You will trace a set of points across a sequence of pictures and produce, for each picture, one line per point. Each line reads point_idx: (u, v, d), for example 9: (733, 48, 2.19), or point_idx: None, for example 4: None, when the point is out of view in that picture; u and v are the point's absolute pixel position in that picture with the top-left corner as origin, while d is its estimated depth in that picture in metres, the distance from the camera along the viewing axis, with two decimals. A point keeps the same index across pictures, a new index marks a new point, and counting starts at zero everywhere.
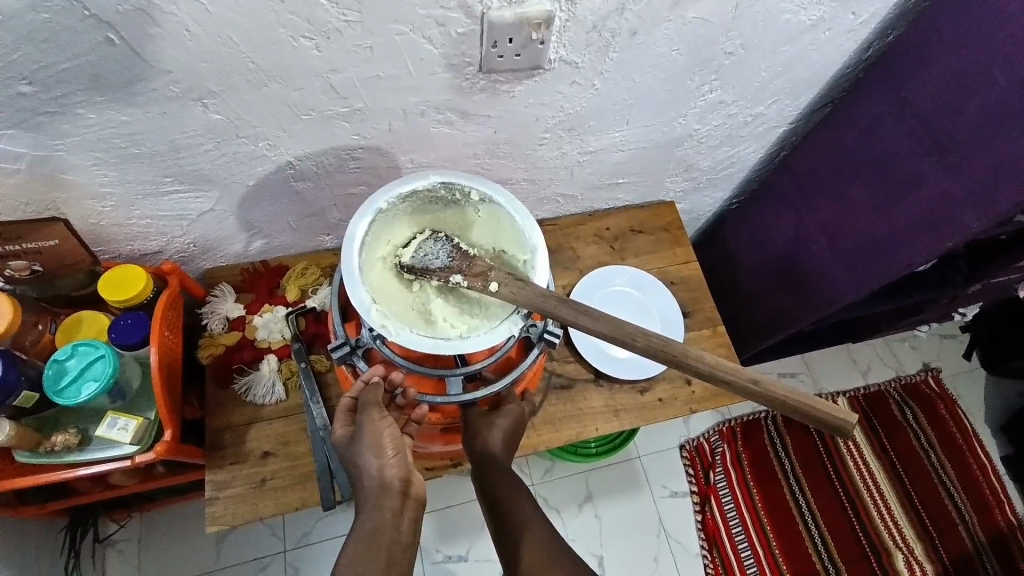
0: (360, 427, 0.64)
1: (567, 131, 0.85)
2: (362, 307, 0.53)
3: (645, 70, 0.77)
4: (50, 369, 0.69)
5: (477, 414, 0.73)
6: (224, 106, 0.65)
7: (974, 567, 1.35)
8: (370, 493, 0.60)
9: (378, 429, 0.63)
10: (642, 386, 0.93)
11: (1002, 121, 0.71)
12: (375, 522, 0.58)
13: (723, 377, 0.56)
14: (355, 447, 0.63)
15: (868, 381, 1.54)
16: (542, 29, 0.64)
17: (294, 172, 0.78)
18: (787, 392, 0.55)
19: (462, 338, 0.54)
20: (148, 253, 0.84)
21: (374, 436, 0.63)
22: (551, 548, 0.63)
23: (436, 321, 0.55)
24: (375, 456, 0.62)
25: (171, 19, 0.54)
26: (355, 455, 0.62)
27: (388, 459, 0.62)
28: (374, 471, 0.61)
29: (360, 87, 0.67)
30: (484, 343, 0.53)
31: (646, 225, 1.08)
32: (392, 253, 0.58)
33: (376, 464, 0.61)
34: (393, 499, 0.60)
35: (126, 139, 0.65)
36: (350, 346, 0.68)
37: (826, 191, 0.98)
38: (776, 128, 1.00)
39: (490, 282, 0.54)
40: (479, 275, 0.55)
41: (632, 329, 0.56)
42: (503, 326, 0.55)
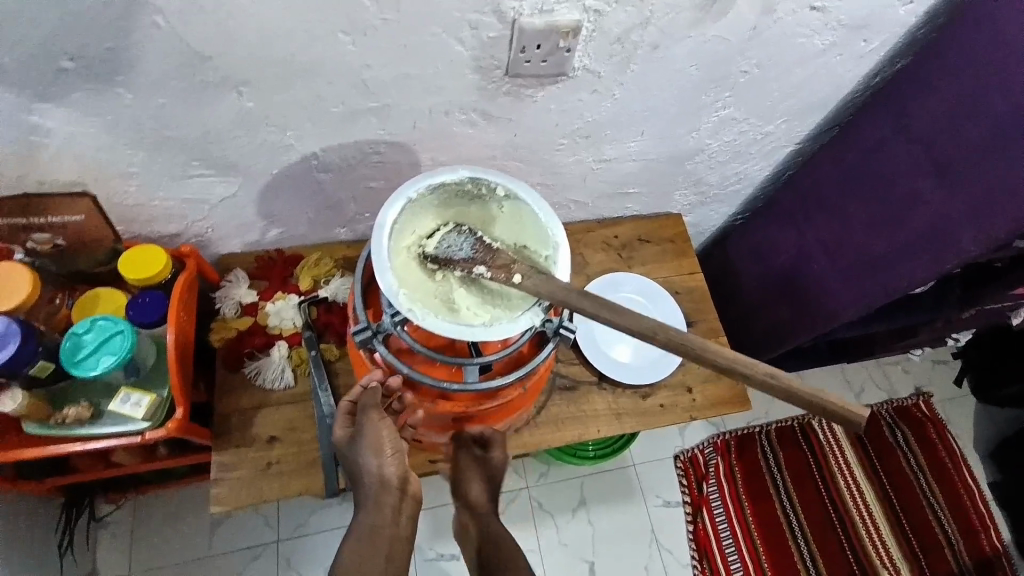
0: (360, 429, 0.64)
1: (584, 139, 0.87)
2: (390, 292, 0.54)
3: (664, 83, 0.80)
4: (67, 342, 0.70)
5: (469, 452, 0.74)
6: (257, 95, 0.66)
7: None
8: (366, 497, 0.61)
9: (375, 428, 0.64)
10: (644, 392, 0.96)
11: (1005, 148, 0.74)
12: (379, 518, 0.59)
13: (741, 372, 0.57)
14: (355, 446, 0.63)
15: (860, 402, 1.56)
16: (570, 37, 0.66)
17: (318, 164, 0.80)
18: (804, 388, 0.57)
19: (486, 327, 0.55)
20: (166, 236, 0.85)
21: (374, 435, 0.63)
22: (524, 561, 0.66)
23: (459, 309, 0.56)
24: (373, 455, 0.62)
25: (216, 6, 0.56)
26: (357, 454, 0.63)
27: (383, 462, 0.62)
28: (374, 470, 0.62)
29: (390, 84, 0.69)
30: (508, 331, 0.54)
31: (652, 235, 1.11)
32: (416, 242, 0.59)
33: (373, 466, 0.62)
34: (395, 499, 0.61)
35: (158, 121, 0.66)
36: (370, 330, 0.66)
37: (829, 210, 1.00)
38: (784, 147, 1.03)
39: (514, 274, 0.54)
40: (503, 267, 0.56)
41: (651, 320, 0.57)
42: (525, 317, 0.56)
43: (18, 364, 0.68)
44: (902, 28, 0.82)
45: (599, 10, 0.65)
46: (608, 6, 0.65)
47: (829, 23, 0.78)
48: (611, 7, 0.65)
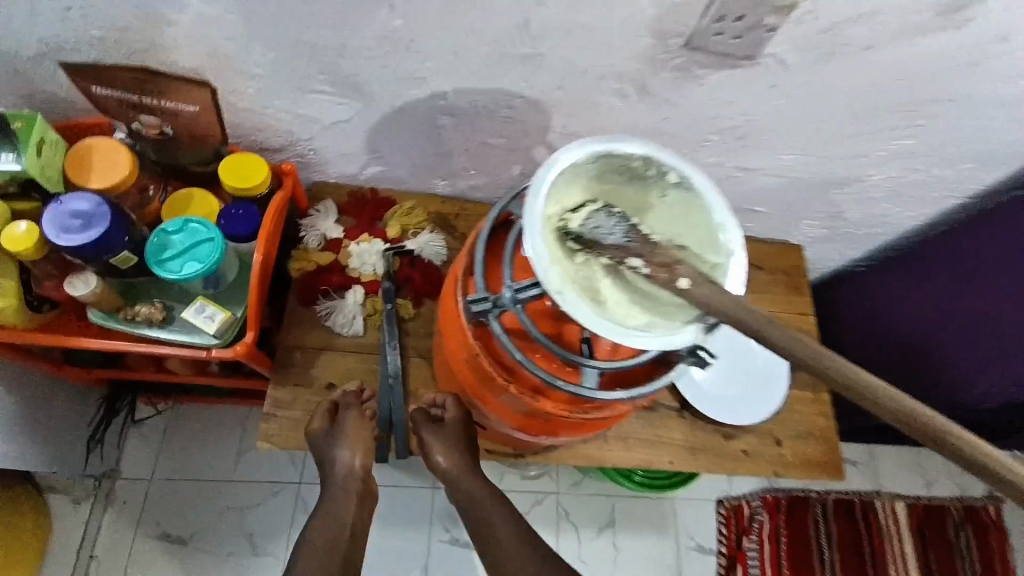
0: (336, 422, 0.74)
1: (735, 140, 0.76)
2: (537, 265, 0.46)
3: (852, 93, 0.69)
4: (155, 238, 0.66)
5: (425, 426, 0.75)
6: (410, 14, 0.59)
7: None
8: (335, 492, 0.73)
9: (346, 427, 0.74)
10: (728, 432, 0.86)
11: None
12: (345, 512, 0.72)
13: None
14: (332, 440, 0.73)
15: (929, 492, 1.42)
16: (781, 14, 0.56)
17: (444, 106, 0.72)
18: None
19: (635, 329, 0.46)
20: (268, 150, 0.80)
21: (353, 433, 0.74)
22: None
23: (605, 302, 0.47)
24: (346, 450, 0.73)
25: None
26: (332, 446, 0.73)
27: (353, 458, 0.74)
28: (345, 462, 0.74)
29: (555, 30, 0.60)
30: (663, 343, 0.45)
31: (766, 262, 1.00)
32: (562, 215, 0.50)
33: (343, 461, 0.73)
34: (357, 496, 0.74)
35: (298, 21, 0.60)
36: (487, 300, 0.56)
37: (990, 279, 0.88)
38: (949, 198, 0.90)
39: (681, 277, 0.45)
40: (664, 266, 0.46)
41: (833, 360, 0.38)
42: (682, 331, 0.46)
43: (102, 249, 0.63)
44: None
45: None
46: None
47: None
48: None
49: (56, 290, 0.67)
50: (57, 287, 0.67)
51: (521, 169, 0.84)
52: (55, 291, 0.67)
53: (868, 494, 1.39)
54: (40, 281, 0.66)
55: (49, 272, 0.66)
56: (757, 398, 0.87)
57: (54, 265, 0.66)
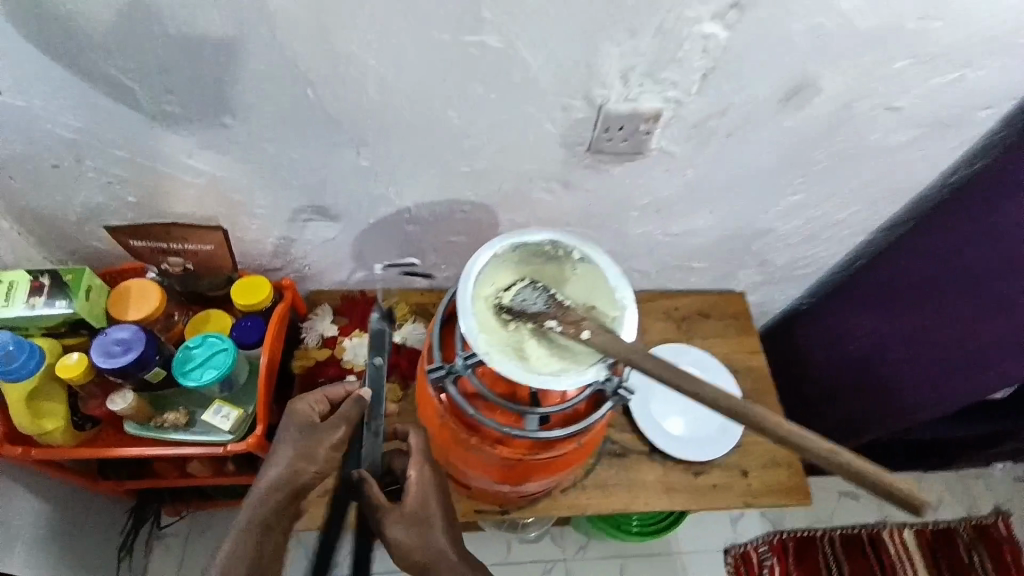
0: (302, 453, 0.71)
1: (654, 212, 0.92)
2: (471, 334, 0.59)
3: (735, 168, 0.84)
4: (180, 353, 0.79)
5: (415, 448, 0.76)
6: (373, 155, 0.76)
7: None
8: (247, 516, 0.67)
9: (311, 454, 0.71)
10: (696, 468, 0.93)
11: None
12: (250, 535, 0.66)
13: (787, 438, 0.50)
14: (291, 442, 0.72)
15: (937, 516, 1.42)
16: (650, 122, 0.73)
17: (410, 217, 0.88)
18: (834, 448, 0.48)
19: (553, 377, 0.58)
20: (270, 269, 0.95)
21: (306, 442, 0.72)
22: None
23: (530, 358, 0.59)
24: (283, 478, 0.70)
25: (357, 83, 0.66)
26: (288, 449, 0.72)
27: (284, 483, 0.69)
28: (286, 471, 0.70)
29: (485, 151, 0.77)
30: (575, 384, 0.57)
31: (714, 310, 1.12)
32: (500, 294, 0.63)
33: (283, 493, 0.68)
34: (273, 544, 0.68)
35: (289, 170, 0.77)
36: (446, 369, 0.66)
37: (908, 303, 0.97)
38: (856, 236, 1.02)
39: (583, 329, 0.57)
40: (573, 323, 0.59)
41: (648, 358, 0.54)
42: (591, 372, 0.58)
43: (139, 366, 0.76)
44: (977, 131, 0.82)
45: (679, 100, 0.71)
46: (688, 97, 0.71)
47: (909, 121, 0.79)
48: (690, 98, 0.71)
49: (99, 407, 0.80)
50: (100, 405, 0.80)
51: None
52: (98, 409, 0.80)
53: (876, 526, 1.40)
54: (87, 402, 0.80)
55: (93, 392, 0.79)
56: (720, 433, 0.95)
57: (97, 386, 0.79)
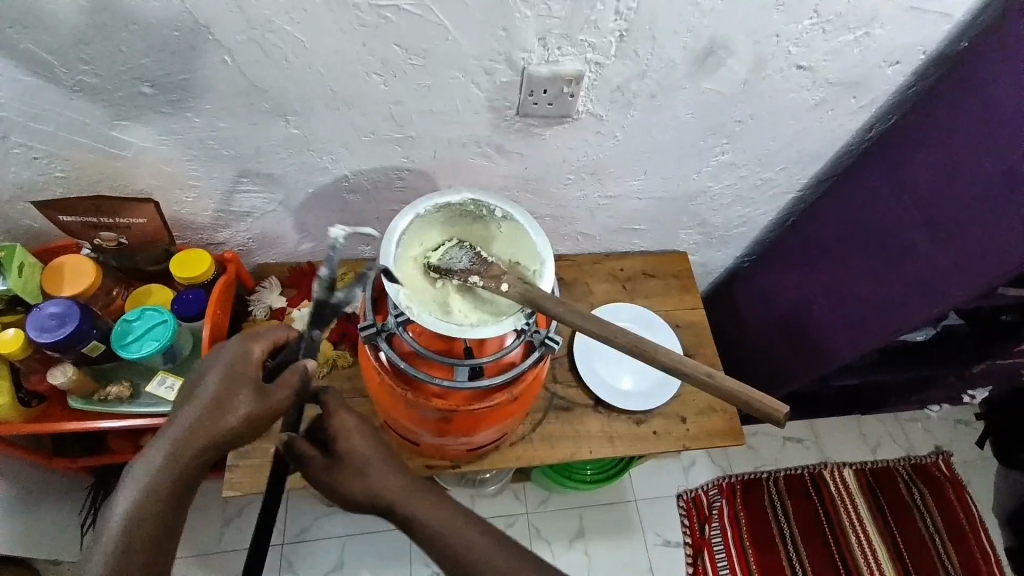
0: (217, 404, 0.60)
1: (590, 175, 0.95)
2: (393, 291, 0.62)
3: (662, 129, 0.87)
4: (119, 326, 0.80)
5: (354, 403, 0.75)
6: (302, 123, 0.77)
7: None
8: (158, 462, 0.58)
9: (233, 400, 0.61)
10: (637, 417, 0.99)
11: (998, 201, 0.76)
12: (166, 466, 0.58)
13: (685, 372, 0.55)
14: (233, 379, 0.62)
15: (875, 457, 1.53)
16: (572, 84, 0.75)
17: (348, 186, 0.89)
18: (722, 376, 0.54)
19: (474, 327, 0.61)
20: (213, 243, 0.96)
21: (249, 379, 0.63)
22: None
23: (453, 312, 0.62)
24: (196, 424, 0.60)
25: (276, 49, 0.66)
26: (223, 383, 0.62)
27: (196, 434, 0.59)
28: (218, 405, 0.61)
29: (414, 117, 0.78)
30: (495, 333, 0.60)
31: (657, 270, 1.17)
32: (423, 254, 0.66)
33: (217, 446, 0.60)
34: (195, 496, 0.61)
35: (218, 141, 0.77)
36: (377, 328, 0.71)
37: (830, 257, 1.04)
38: (786, 194, 1.07)
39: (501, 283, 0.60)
40: (494, 277, 0.62)
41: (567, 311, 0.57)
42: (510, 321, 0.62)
43: (77, 338, 0.77)
44: (890, 89, 0.86)
45: (599, 62, 0.73)
46: (608, 59, 0.73)
47: (822, 80, 0.83)
48: (610, 60, 0.73)
49: (41, 382, 0.81)
50: (42, 379, 0.80)
51: None
52: (41, 383, 0.81)
53: (818, 467, 1.49)
54: (29, 377, 0.80)
55: (34, 366, 0.80)
56: (658, 384, 1.01)
57: (37, 360, 0.80)
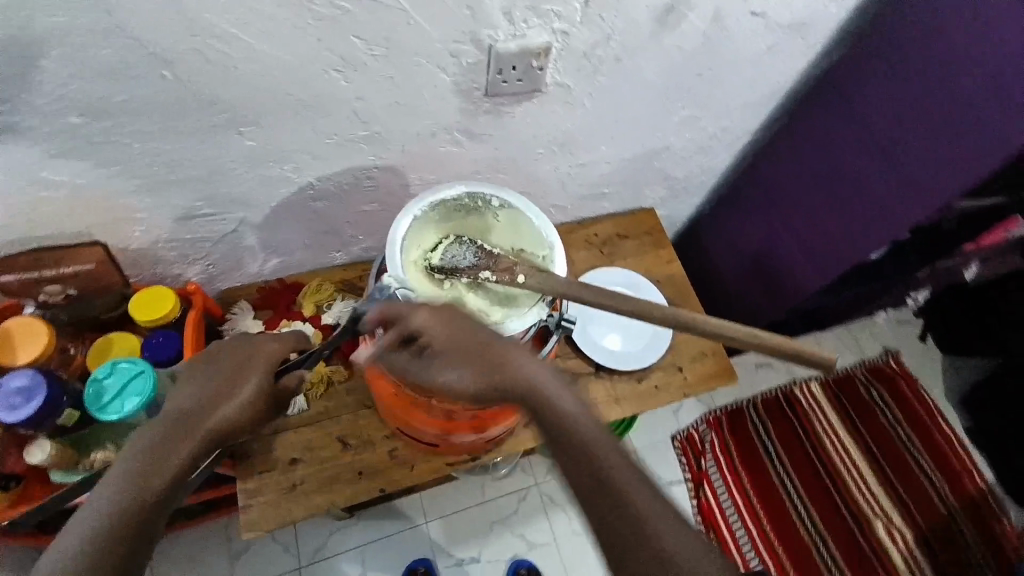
0: (223, 384, 0.62)
1: (560, 147, 0.93)
2: (409, 303, 0.59)
3: (626, 91, 0.86)
4: (90, 388, 0.73)
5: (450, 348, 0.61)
6: (259, 134, 0.70)
7: (953, 534, 1.43)
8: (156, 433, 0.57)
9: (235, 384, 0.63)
10: (638, 376, 1.02)
11: (947, 119, 0.81)
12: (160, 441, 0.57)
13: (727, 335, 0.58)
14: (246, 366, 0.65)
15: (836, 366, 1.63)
16: (541, 57, 0.73)
17: (314, 193, 0.83)
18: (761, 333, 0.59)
19: (497, 325, 0.61)
20: (170, 277, 0.87)
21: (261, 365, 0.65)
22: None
23: (471, 311, 0.62)
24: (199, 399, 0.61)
25: (222, 57, 0.60)
26: (240, 369, 0.64)
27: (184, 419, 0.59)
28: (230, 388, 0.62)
29: (380, 112, 0.73)
30: (521, 328, 0.61)
31: (630, 230, 1.18)
32: (423, 257, 0.64)
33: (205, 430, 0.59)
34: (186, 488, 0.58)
35: (166, 166, 0.69)
36: (391, 342, 0.65)
37: (790, 194, 1.09)
38: (742, 138, 1.10)
39: (517, 275, 0.59)
40: (506, 269, 0.60)
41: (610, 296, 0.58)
42: (533, 313, 0.61)
43: (48, 410, 0.71)
44: (832, 25, 0.89)
45: (566, 31, 0.71)
46: (574, 27, 0.71)
47: (772, 24, 0.84)
48: (576, 27, 0.71)
49: (18, 463, 0.74)
50: (18, 460, 0.74)
51: None
52: (18, 463, 0.74)
53: (788, 386, 1.59)
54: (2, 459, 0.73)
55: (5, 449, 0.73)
56: (652, 340, 1.04)
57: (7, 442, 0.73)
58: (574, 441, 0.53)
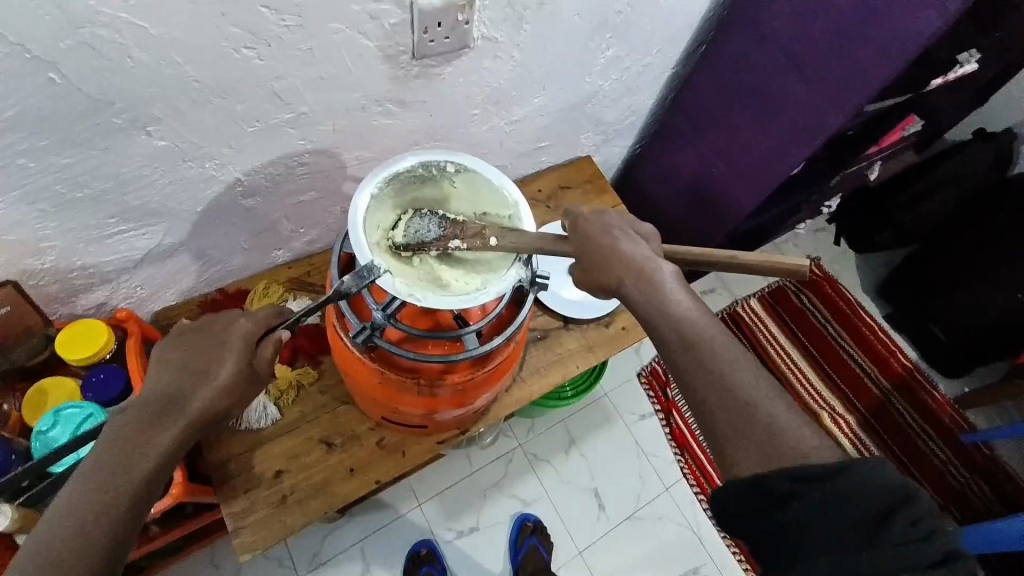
0: (189, 373, 0.57)
1: (494, 105, 0.91)
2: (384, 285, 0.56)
3: (552, 37, 0.85)
4: (36, 442, 0.68)
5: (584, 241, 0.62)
6: (169, 132, 0.63)
7: (888, 411, 1.59)
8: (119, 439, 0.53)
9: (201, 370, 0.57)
10: (605, 320, 1.05)
11: (851, 25, 0.86)
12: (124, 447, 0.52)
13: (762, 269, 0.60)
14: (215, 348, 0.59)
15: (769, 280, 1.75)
16: (466, 10, 0.69)
17: (244, 190, 0.76)
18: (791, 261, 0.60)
19: (479, 291, 0.58)
20: (94, 307, 0.78)
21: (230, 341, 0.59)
22: (914, 507, 0.44)
23: (448, 283, 0.59)
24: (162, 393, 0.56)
25: (112, 47, 0.52)
26: (206, 353, 0.58)
27: (166, 403, 0.55)
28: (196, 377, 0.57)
29: (303, 90, 0.67)
30: (502, 289, 0.58)
31: (571, 180, 1.19)
32: (386, 237, 0.60)
33: (189, 415, 0.55)
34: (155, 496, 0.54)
35: (66, 183, 0.61)
36: (370, 328, 0.63)
37: (716, 122, 1.13)
38: (664, 74, 1.12)
39: (489, 237, 0.58)
40: (476, 236, 0.59)
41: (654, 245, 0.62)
42: (511, 274, 0.59)
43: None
44: None
45: None
46: None
47: None
48: None
49: None
50: None
51: (341, 208, 0.91)
52: None
53: (732, 306, 1.69)
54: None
55: None
56: None
57: None
58: (703, 350, 0.53)
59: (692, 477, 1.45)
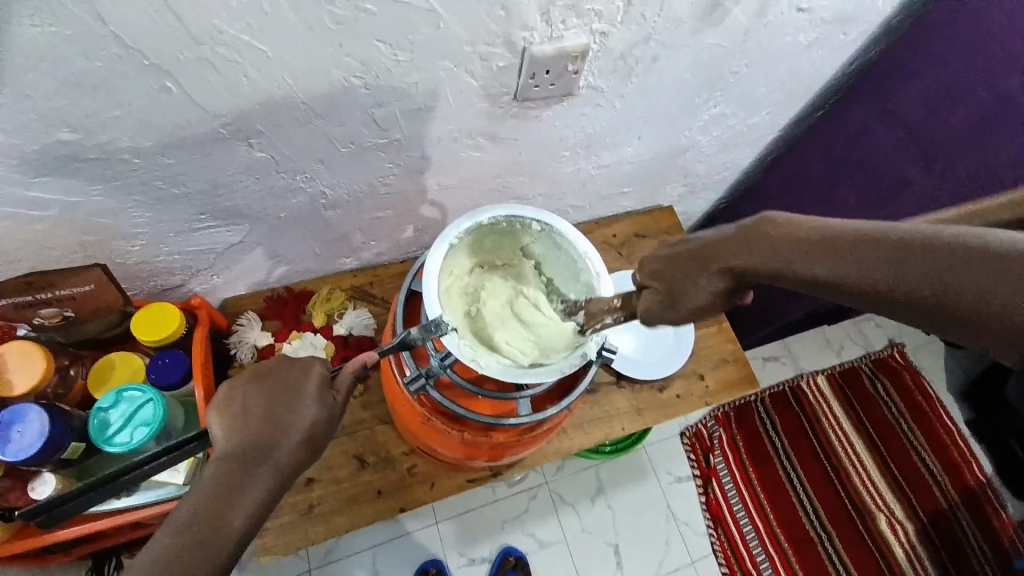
0: (269, 417, 0.55)
1: (584, 148, 0.88)
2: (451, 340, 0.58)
3: (660, 89, 0.81)
4: (94, 420, 0.71)
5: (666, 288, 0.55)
6: (268, 145, 0.64)
7: (951, 526, 1.44)
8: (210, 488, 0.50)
9: (285, 417, 0.56)
10: (660, 384, 0.99)
11: (992, 125, 0.81)
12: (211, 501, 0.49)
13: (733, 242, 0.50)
14: (289, 394, 0.58)
15: (841, 359, 1.61)
16: (577, 60, 0.67)
17: (326, 202, 0.77)
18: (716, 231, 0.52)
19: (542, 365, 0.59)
20: (170, 288, 0.82)
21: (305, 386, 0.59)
22: None
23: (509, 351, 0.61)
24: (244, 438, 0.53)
25: (231, 66, 0.53)
26: (283, 398, 0.57)
27: (253, 449, 0.53)
28: (280, 421, 0.55)
29: (402, 119, 0.67)
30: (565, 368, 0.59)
31: (650, 229, 1.11)
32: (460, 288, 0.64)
33: (274, 457, 0.53)
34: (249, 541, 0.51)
35: (166, 181, 0.63)
36: (425, 377, 0.63)
37: (819, 195, 1.05)
38: (768, 134, 1.04)
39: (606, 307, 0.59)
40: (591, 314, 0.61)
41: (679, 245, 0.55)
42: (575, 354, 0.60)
43: (53, 450, 0.69)
44: (879, 18, 0.83)
45: (604, 32, 0.65)
46: (613, 27, 0.65)
47: (817, 19, 0.79)
48: (616, 27, 0.66)
49: (23, 497, 0.72)
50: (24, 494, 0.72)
51: (414, 227, 0.91)
52: (21, 497, 0.72)
53: (795, 379, 1.57)
54: (5, 496, 0.71)
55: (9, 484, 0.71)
56: (672, 349, 1.01)
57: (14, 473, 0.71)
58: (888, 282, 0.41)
59: (721, 553, 1.38)
